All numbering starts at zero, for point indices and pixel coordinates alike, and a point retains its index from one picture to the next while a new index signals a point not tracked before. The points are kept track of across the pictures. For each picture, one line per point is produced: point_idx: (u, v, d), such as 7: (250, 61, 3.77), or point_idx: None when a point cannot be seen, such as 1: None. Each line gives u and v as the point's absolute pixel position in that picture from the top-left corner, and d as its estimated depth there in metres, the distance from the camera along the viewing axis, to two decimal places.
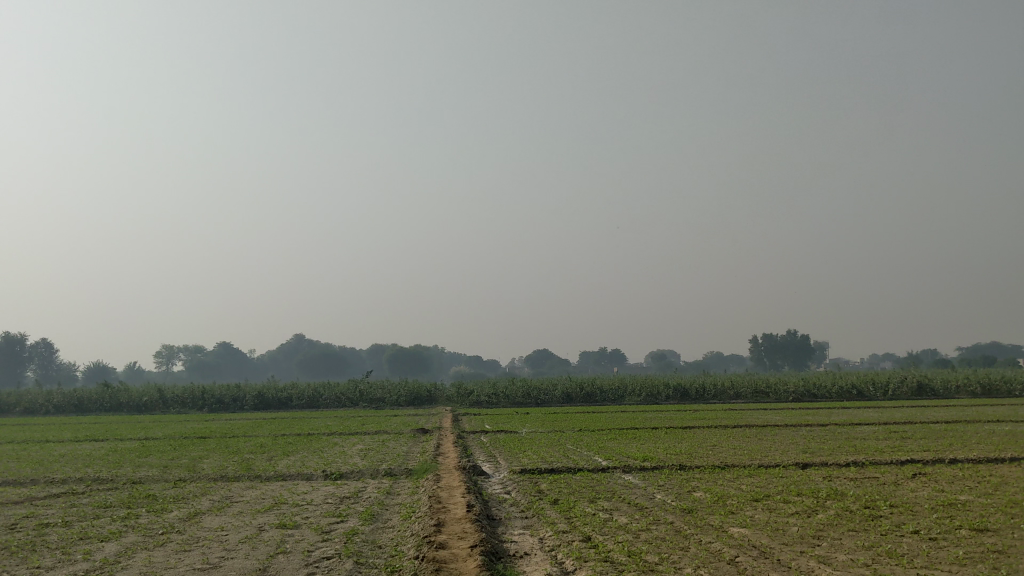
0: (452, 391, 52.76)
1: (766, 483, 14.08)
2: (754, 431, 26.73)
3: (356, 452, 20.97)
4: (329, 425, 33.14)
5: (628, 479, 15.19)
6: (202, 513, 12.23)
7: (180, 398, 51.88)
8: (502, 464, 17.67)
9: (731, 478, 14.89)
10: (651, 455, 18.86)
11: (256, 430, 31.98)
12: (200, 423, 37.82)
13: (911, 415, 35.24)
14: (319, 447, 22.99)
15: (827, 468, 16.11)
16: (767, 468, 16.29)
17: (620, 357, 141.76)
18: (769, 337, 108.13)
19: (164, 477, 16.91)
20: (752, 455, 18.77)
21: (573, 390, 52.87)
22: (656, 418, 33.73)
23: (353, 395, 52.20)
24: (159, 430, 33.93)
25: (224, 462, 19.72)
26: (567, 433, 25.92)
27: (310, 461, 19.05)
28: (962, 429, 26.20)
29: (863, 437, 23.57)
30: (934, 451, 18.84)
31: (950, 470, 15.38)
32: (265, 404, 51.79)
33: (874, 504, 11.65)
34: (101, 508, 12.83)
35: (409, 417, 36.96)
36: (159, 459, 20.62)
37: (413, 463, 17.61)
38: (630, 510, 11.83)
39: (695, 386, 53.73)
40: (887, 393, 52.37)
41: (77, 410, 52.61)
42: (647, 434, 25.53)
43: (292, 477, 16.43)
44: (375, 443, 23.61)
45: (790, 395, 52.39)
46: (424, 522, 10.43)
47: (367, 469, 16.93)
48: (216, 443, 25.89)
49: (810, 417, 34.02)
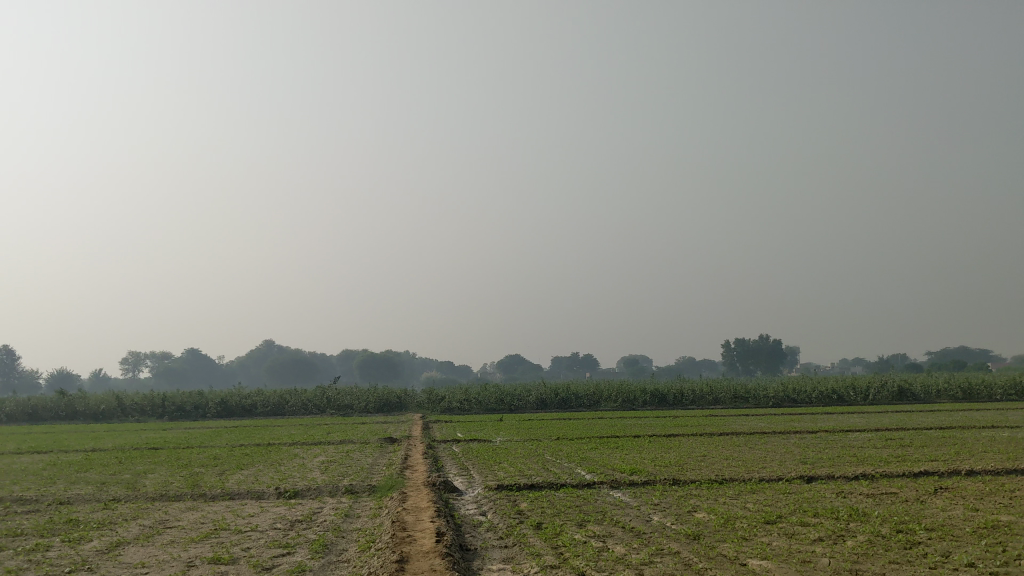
0: (423, 397, 50.86)
1: (776, 502, 12.51)
2: (741, 438, 25.35)
3: (316, 465, 19.10)
4: (291, 434, 31.24)
5: (618, 497, 13.49)
6: (125, 543, 10.42)
7: (139, 406, 49.62)
8: (476, 479, 15.93)
9: (733, 495, 13.28)
10: (639, 467, 17.27)
11: (214, 440, 30.03)
12: (156, 432, 35.64)
13: (900, 419, 34.04)
14: (277, 459, 21.15)
15: (836, 482, 14.53)
16: (769, 483, 14.69)
17: (591, 363, 140.11)
18: (740, 342, 107.04)
19: (96, 496, 14.96)
20: (750, 466, 17.21)
21: (547, 396, 51.35)
22: (637, 425, 32.09)
23: (321, 402, 50.25)
24: (109, 440, 31.84)
25: (168, 478, 17.81)
26: (544, 442, 24.20)
27: (264, 477, 17.23)
28: (959, 435, 24.91)
29: (861, 445, 22.19)
30: (947, 462, 17.39)
31: (974, 484, 13.93)
32: (228, 412, 49.65)
33: (908, 529, 10.07)
34: (9, 538, 10.98)
35: (376, 425, 35.14)
36: (99, 475, 18.72)
37: (377, 479, 15.85)
38: (626, 536, 10.20)
39: (673, 392, 52.18)
40: (867, 397, 51.25)
41: (31, 419, 50.27)
42: (629, 443, 23.96)
43: (240, 496, 14.57)
44: (338, 454, 21.85)
45: (769, 401, 51.13)
46: (384, 557, 8.70)
47: (326, 486, 15.18)
48: (167, 455, 23.96)
49: (796, 424, 32.52)
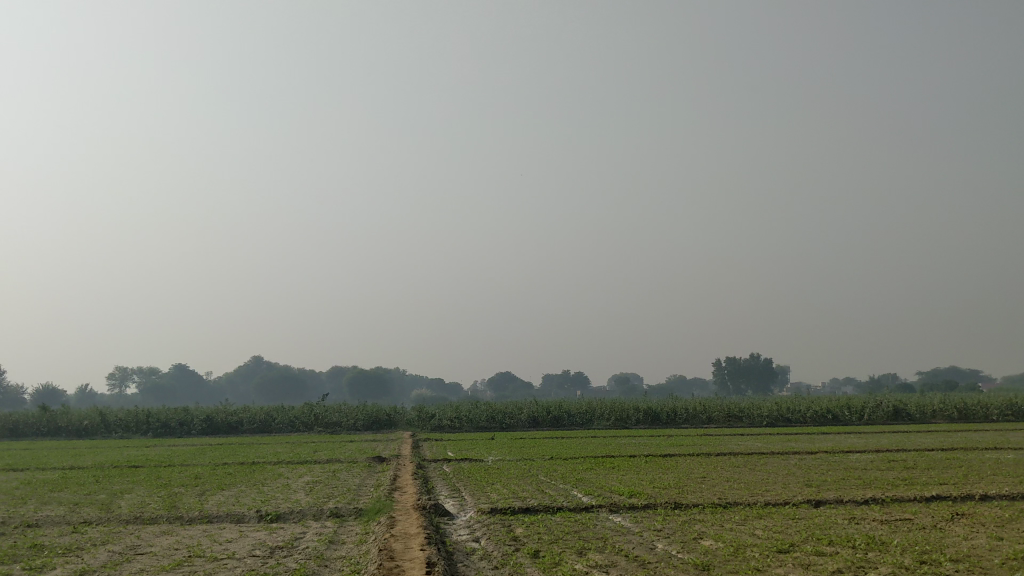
0: (413, 414, 49.99)
1: (786, 528, 11.82)
2: (739, 459, 24.67)
3: (301, 486, 18.32)
4: (277, 453, 30.39)
5: (619, 522, 12.79)
6: (90, 572, 9.64)
7: (123, 422, 48.63)
8: (468, 502, 15.17)
9: (740, 521, 12.59)
10: (638, 490, 16.57)
11: (197, 457, 29.14)
12: (139, 449, 34.69)
13: (900, 440, 33.41)
14: (260, 479, 20.38)
15: (845, 507, 13.86)
16: (776, 507, 14.00)
17: (582, 380, 139.30)
18: (731, 361, 106.45)
19: (66, 519, 14.13)
20: (752, 490, 16.52)
21: (539, 414, 50.62)
22: (631, 444, 31.38)
23: (308, 419, 49.35)
24: (89, 458, 30.90)
25: (146, 499, 17.00)
26: (538, 462, 23.46)
27: (245, 499, 16.41)
28: (964, 457, 24.29)
29: (865, 467, 21.53)
30: (956, 485, 16.77)
31: (991, 509, 13.28)
32: (214, 429, 48.74)
33: (933, 560, 9.39)
34: None
35: (365, 444, 34.37)
36: (74, 495, 17.86)
37: (363, 502, 15.08)
38: (630, 567, 9.49)
39: (666, 410, 51.49)
40: (862, 417, 50.64)
41: (13, 434, 49.25)
42: (625, 463, 23.27)
43: (219, 520, 13.80)
44: (324, 474, 21.08)
45: (763, 420, 50.46)
46: None
47: (310, 509, 14.42)
48: (147, 474, 23.12)
49: (793, 444, 31.92)
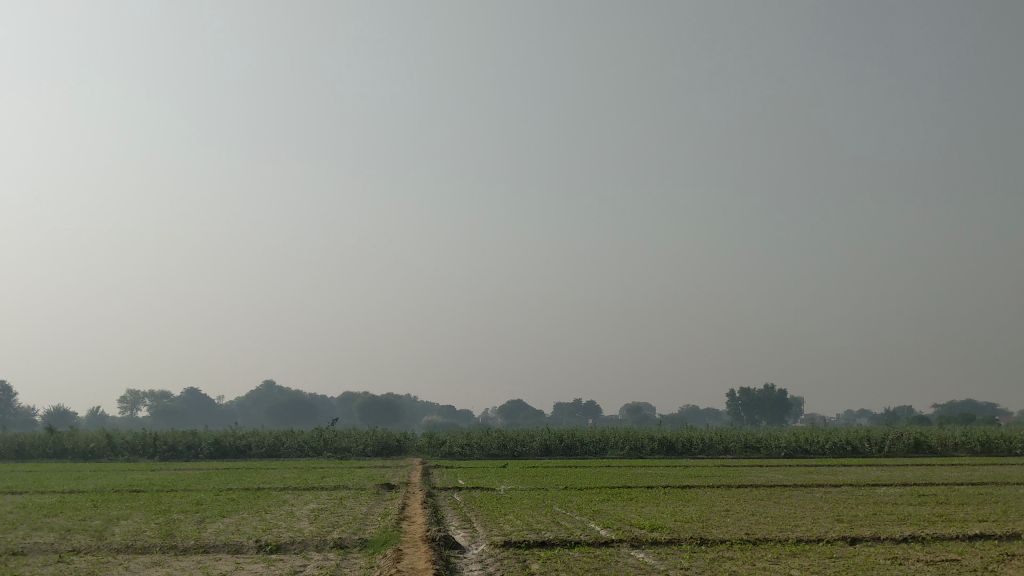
0: (423, 441, 49.07)
1: (825, 568, 10.91)
2: (762, 491, 23.74)
3: (306, 514, 17.47)
4: (283, 479, 29.54)
5: (641, 558, 11.90)
6: None
7: (131, 445, 47.92)
8: (478, 534, 14.31)
9: (774, 559, 11.66)
10: (659, 523, 15.69)
11: (201, 483, 28.33)
12: (143, 473, 33.82)
13: (925, 474, 32.36)
14: (264, 506, 19.55)
15: (884, 545, 12.98)
16: (808, 544, 13.11)
17: (594, 409, 138.03)
18: (745, 392, 105.08)
19: (54, 546, 13.35)
20: (780, 525, 15.60)
21: (552, 442, 49.63)
22: (647, 475, 30.36)
23: (317, 444, 48.50)
24: (91, 481, 30.11)
25: (143, 525, 16.21)
26: (552, 492, 22.50)
27: (246, 527, 15.61)
28: (994, 492, 23.26)
29: (895, 502, 20.56)
30: (996, 523, 15.78)
31: None
32: (222, 453, 47.91)
33: None
34: None
35: (373, 470, 33.47)
36: (67, 520, 17.08)
37: (369, 532, 14.25)
38: None
39: (681, 440, 50.42)
40: (882, 450, 49.43)
41: (18, 457, 48.55)
42: (642, 494, 22.34)
43: (215, 549, 13.01)
44: (331, 502, 20.24)
45: (781, 452, 49.35)
46: None
47: (314, 538, 13.64)
48: (147, 499, 22.31)
49: (815, 476, 30.91)
